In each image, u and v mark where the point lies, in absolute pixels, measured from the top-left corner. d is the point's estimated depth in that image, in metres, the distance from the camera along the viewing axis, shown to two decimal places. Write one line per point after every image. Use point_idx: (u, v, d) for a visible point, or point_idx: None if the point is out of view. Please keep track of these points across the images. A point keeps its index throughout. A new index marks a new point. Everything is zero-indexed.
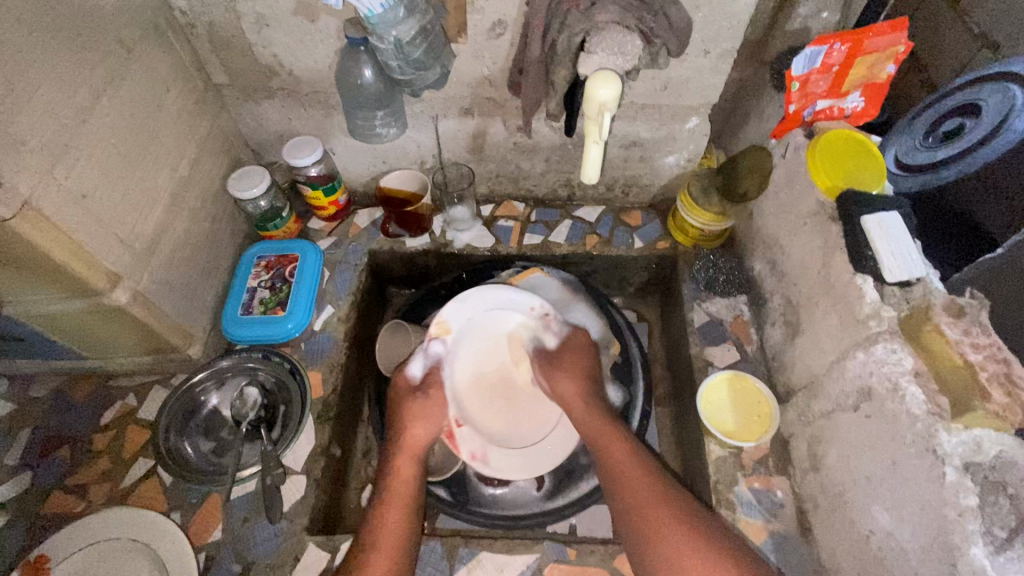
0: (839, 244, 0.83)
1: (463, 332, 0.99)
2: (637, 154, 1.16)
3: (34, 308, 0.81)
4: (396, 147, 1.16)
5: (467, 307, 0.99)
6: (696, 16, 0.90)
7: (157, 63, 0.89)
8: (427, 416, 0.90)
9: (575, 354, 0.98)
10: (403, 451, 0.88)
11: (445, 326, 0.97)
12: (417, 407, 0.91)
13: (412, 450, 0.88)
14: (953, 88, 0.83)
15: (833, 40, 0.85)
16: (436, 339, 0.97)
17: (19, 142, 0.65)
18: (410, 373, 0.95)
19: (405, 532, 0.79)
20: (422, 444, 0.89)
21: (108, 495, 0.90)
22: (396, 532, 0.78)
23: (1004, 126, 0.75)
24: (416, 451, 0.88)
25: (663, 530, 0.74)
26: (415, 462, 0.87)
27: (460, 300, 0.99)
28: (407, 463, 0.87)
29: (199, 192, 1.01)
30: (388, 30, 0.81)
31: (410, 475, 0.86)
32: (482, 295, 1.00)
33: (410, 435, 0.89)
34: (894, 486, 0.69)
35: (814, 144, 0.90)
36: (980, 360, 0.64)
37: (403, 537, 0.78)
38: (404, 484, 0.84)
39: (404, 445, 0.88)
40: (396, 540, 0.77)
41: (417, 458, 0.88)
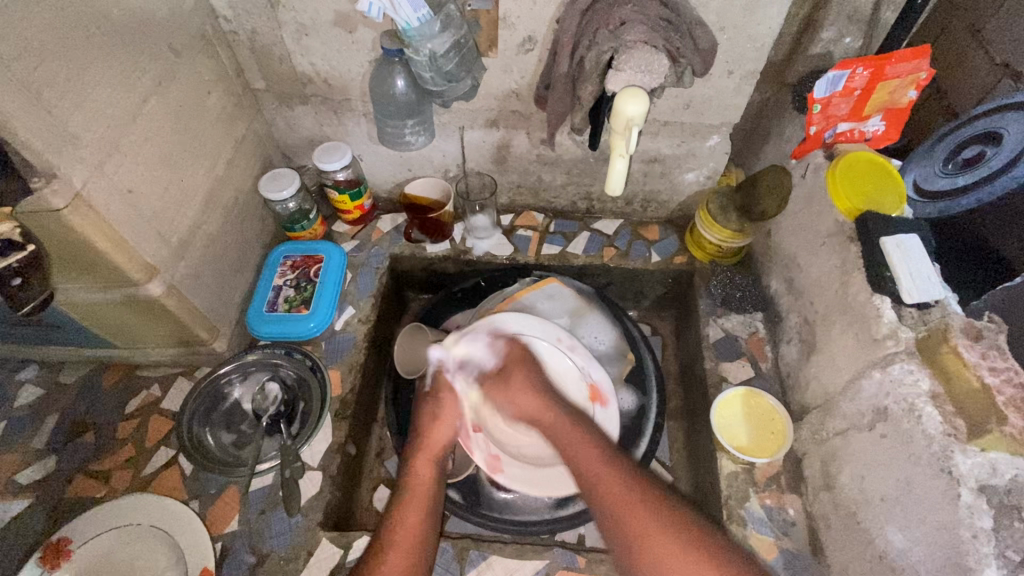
0: (858, 264, 0.84)
1: (489, 346, 1.02)
2: (658, 170, 1.18)
3: (75, 296, 0.84)
4: (422, 155, 1.19)
5: (500, 324, 1.02)
6: (721, 37, 0.92)
7: (202, 68, 0.93)
8: (445, 419, 0.89)
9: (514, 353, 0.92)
10: (421, 451, 0.86)
11: (479, 334, 1.01)
12: (434, 410, 0.89)
13: (431, 450, 0.86)
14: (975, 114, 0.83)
15: (856, 63, 0.87)
16: (440, 347, 0.95)
17: (76, 138, 0.68)
18: (424, 376, 0.96)
19: (422, 533, 0.77)
20: (440, 445, 0.87)
21: (130, 481, 0.92)
22: (416, 532, 0.76)
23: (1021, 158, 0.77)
24: (434, 453, 0.86)
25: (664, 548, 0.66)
26: (434, 464, 0.85)
27: (493, 318, 1.01)
28: (425, 465, 0.85)
29: (233, 192, 1.04)
30: (425, 43, 0.84)
31: (430, 477, 0.84)
32: (519, 315, 1.04)
33: (430, 437, 0.87)
34: (907, 506, 0.69)
35: (835, 166, 0.92)
36: (997, 384, 0.64)
37: (422, 535, 0.77)
38: (423, 488, 0.82)
39: (422, 446, 0.86)
40: (414, 538, 0.76)
41: (436, 459, 0.86)
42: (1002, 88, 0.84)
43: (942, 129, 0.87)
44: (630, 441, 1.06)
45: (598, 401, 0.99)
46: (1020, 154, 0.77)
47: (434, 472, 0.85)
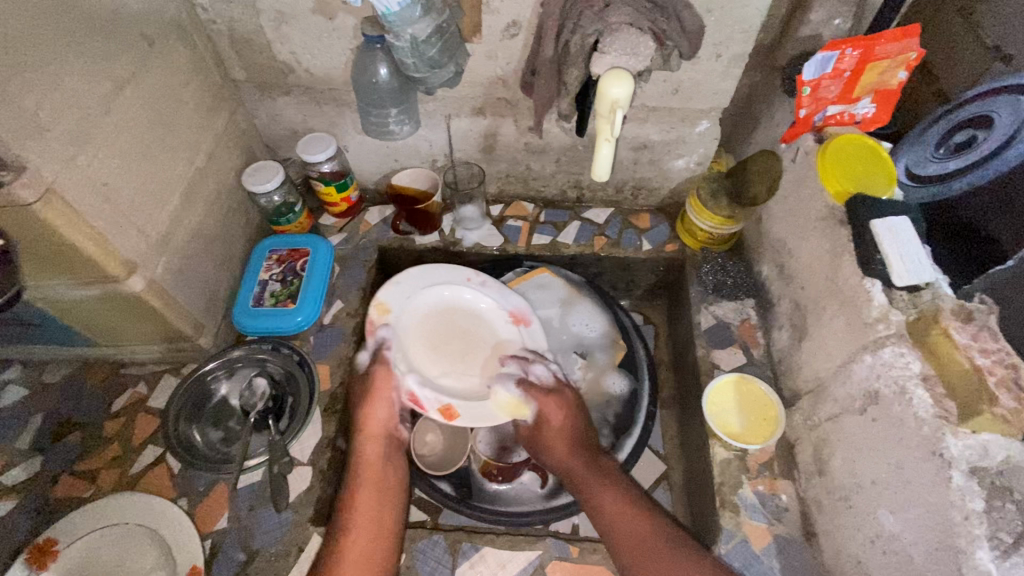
0: (848, 248, 0.83)
1: (404, 310, 1.01)
2: (647, 157, 1.17)
3: (52, 293, 0.82)
4: (408, 145, 1.17)
5: (403, 288, 1.03)
6: (708, 19, 0.90)
7: (179, 58, 0.91)
8: (377, 399, 0.89)
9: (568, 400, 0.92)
10: (363, 433, 0.87)
11: (384, 306, 0.99)
12: (366, 392, 0.89)
13: (372, 434, 0.87)
14: (967, 98, 0.80)
15: (844, 45, 0.86)
16: (379, 321, 0.98)
17: (44, 130, 0.66)
18: (360, 362, 0.94)
19: (384, 520, 0.79)
20: (382, 425, 0.88)
21: (118, 480, 0.91)
22: (375, 519, 0.78)
23: (1013, 141, 0.72)
24: (377, 433, 0.87)
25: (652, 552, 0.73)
26: (378, 444, 0.86)
27: (424, 271, 1.05)
28: (369, 445, 0.86)
29: (215, 185, 1.02)
30: (405, 28, 0.82)
31: (377, 457, 0.85)
32: (416, 276, 1.05)
33: (367, 423, 0.87)
34: (900, 490, 0.69)
35: (825, 149, 0.91)
36: (988, 365, 0.65)
37: (379, 514, 0.79)
38: (373, 468, 0.84)
39: (361, 430, 0.87)
40: (370, 527, 0.77)
41: (379, 439, 0.87)
42: (993, 71, 0.79)
43: (940, 111, 0.84)
44: (623, 431, 1.05)
45: (520, 323, 1.03)
46: (1011, 137, 0.73)
47: (381, 452, 0.86)
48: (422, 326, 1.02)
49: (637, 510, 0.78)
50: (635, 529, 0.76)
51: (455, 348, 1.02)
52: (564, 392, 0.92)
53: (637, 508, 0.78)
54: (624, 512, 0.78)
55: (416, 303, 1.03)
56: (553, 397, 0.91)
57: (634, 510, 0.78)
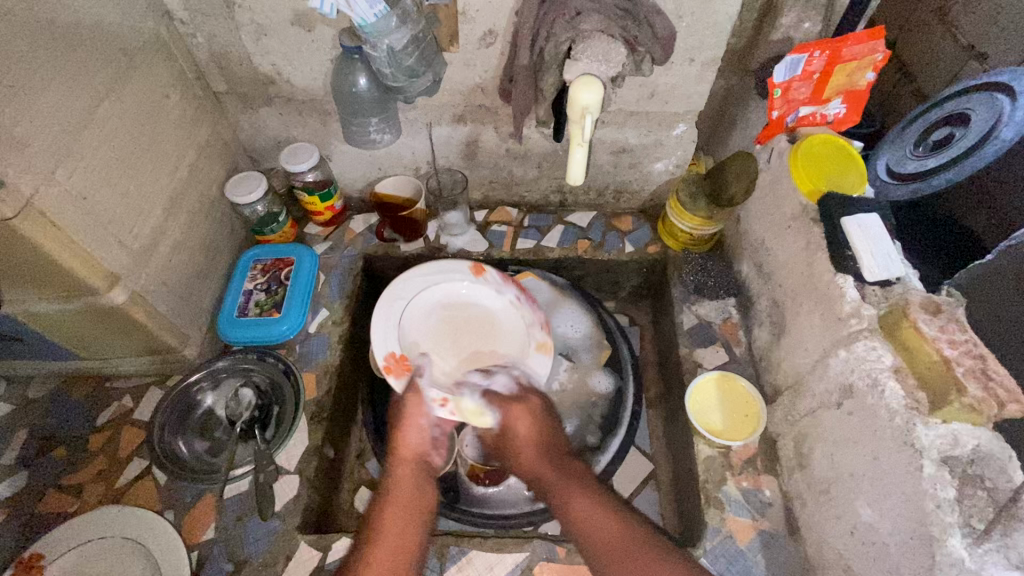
0: (821, 245, 0.85)
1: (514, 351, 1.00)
2: (627, 160, 1.18)
3: (34, 307, 0.82)
4: (391, 154, 1.18)
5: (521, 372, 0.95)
6: (680, 25, 0.92)
7: (159, 71, 0.92)
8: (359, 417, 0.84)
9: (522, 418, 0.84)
10: (398, 453, 0.81)
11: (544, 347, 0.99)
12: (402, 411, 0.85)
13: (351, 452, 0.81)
14: (944, 96, 0.83)
15: (812, 48, 0.88)
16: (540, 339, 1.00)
17: (23, 145, 0.67)
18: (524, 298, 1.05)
19: (409, 539, 0.70)
20: (417, 444, 0.81)
21: (102, 494, 0.90)
22: (402, 539, 0.70)
23: (989, 139, 0.76)
24: (415, 450, 0.81)
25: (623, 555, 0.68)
26: (411, 464, 0.79)
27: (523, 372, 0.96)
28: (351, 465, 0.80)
29: (198, 196, 1.03)
30: (382, 39, 0.83)
31: (358, 474, 0.79)
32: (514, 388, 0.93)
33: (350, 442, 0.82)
34: (875, 481, 0.70)
35: (797, 149, 0.92)
36: (956, 356, 0.65)
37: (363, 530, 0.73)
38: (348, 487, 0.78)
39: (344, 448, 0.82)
40: (394, 551, 0.69)
41: (412, 460, 0.79)
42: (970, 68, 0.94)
43: (913, 112, 0.88)
44: (610, 430, 1.06)
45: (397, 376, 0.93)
46: (987, 134, 0.76)
47: (414, 474, 0.78)
48: (480, 313, 1.04)
49: (609, 511, 0.72)
50: (608, 531, 0.70)
51: (458, 344, 1.01)
52: (532, 399, 0.87)
53: (603, 504, 0.73)
54: (591, 512, 0.72)
55: (518, 317, 1.03)
56: (520, 408, 0.84)
57: (599, 510, 0.72)
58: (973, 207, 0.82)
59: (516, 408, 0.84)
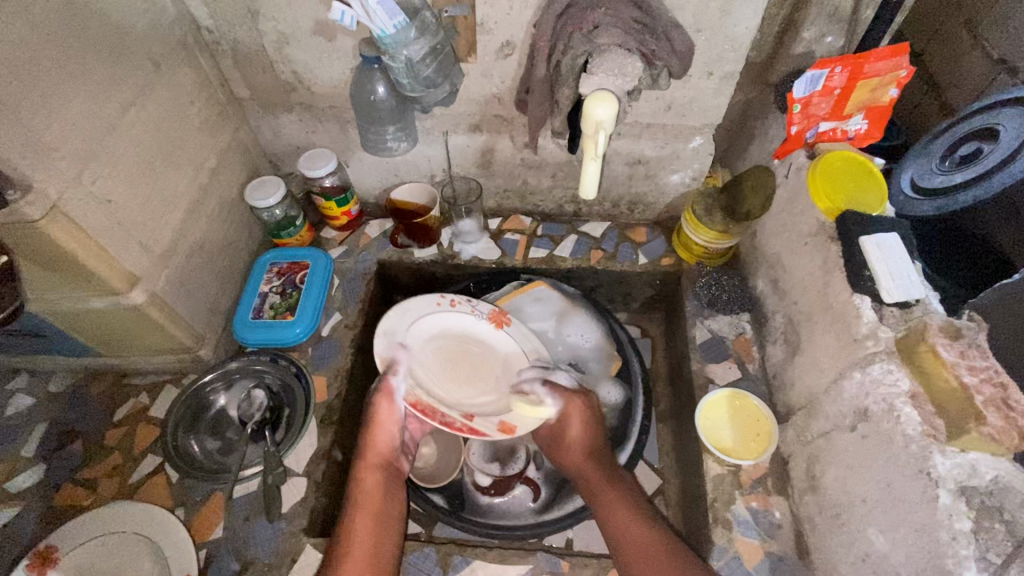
0: (838, 264, 0.83)
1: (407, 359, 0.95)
2: (642, 172, 1.18)
3: (58, 306, 0.84)
4: (407, 161, 1.20)
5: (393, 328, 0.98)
6: (698, 39, 0.92)
7: (184, 78, 0.94)
8: (381, 429, 0.90)
9: (574, 407, 0.94)
10: (364, 462, 0.88)
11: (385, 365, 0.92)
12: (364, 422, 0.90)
13: (371, 460, 0.88)
14: (973, 112, 0.82)
15: (834, 63, 0.87)
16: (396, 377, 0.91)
17: (51, 149, 0.69)
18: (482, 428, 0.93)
19: (381, 544, 0.79)
20: (382, 452, 0.89)
21: (117, 489, 0.92)
22: (371, 546, 0.78)
23: (1017, 155, 0.73)
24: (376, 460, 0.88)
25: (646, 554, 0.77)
26: (377, 471, 0.87)
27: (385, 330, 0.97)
28: (370, 472, 0.86)
29: (218, 199, 1.05)
30: (400, 50, 0.85)
31: (375, 483, 0.86)
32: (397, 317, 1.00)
33: (371, 448, 0.88)
34: (889, 507, 0.68)
35: (815, 164, 0.92)
36: (976, 383, 0.63)
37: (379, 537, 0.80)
38: (371, 494, 0.84)
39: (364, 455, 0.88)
40: (369, 555, 0.77)
41: (378, 467, 0.87)
42: (1000, 83, 0.91)
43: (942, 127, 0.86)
44: (618, 443, 1.05)
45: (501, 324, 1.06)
46: (1017, 149, 0.74)
47: (380, 480, 0.87)
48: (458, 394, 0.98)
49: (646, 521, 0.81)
50: (638, 534, 0.79)
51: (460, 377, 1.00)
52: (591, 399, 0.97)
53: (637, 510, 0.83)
54: (630, 515, 0.82)
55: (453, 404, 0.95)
56: (579, 402, 0.95)
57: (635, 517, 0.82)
58: (1002, 219, 0.76)
59: (574, 420, 0.93)
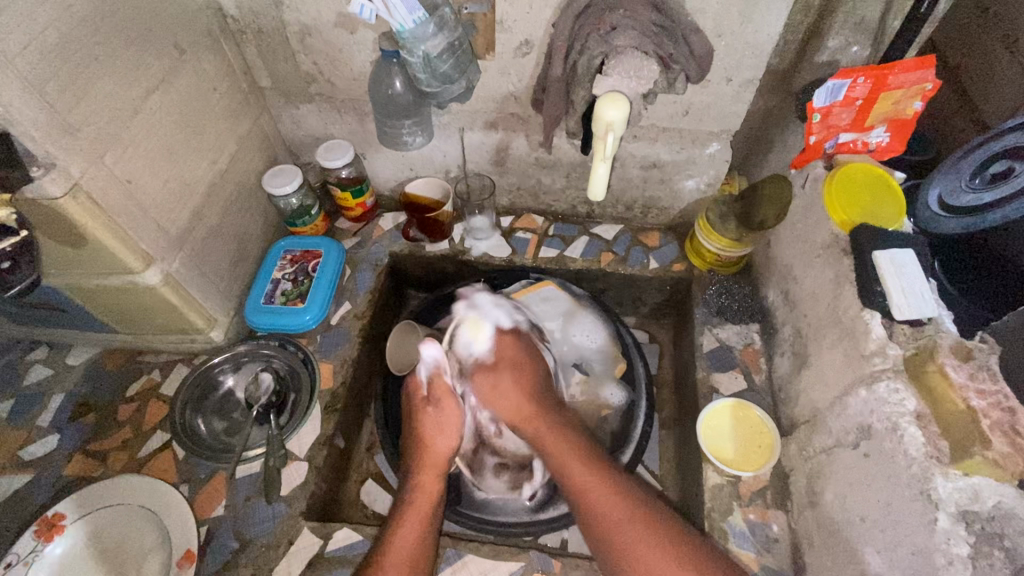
0: (851, 278, 0.82)
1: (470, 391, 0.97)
2: (657, 176, 1.17)
3: (75, 281, 0.87)
4: (423, 155, 1.21)
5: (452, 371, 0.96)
6: (719, 44, 0.91)
7: (207, 65, 0.96)
8: (438, 427, 0.88)
9: (509, 353, 0.96)
10: (425, 465, 0.86)
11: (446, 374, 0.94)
12: (427, 419, 0.88)
13: (429, 463, 0.86)
14: (1004, 128, 0.74)
15: (857, 74, 0.85)
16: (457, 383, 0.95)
17: (75, 130, 0.71)
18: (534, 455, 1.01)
19: (420, 550, 0.76)
20: (443, 458, 0.87)
21: (125, 463, 0.95)
22: (413, 550, 0.76)
23: None
24: (436, 463, 0.86)
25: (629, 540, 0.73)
26: (432, 475, 0.85)
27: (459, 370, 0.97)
28: (431, 479, 0.85)
29: (236, 185, 1.07)
30: (417, 45, 0.85)
31: (431, 487, 0.84)
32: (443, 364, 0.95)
33: (431, 453, 0.87)
34: (887, 527, 0.67)
35: (833, 175, 0.91)
36: (983, 407, 0.62)
37: (422, 547, 0.77)
38: (426, 498, 0.83)
39: (425, 464, 0.86)
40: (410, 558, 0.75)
41: (434, 469, 0.85)
42: None
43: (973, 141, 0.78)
44: (619, 447, 1.05)
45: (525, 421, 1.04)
46: None
47: (437, 483, 0.85)
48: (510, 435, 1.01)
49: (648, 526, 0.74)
50: (609, 517, 0.75)
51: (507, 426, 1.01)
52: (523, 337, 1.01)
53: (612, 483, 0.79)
54: (588, 478, 0.80)
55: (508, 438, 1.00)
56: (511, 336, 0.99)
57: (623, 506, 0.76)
58: None
59: (504, 365, 0.94)
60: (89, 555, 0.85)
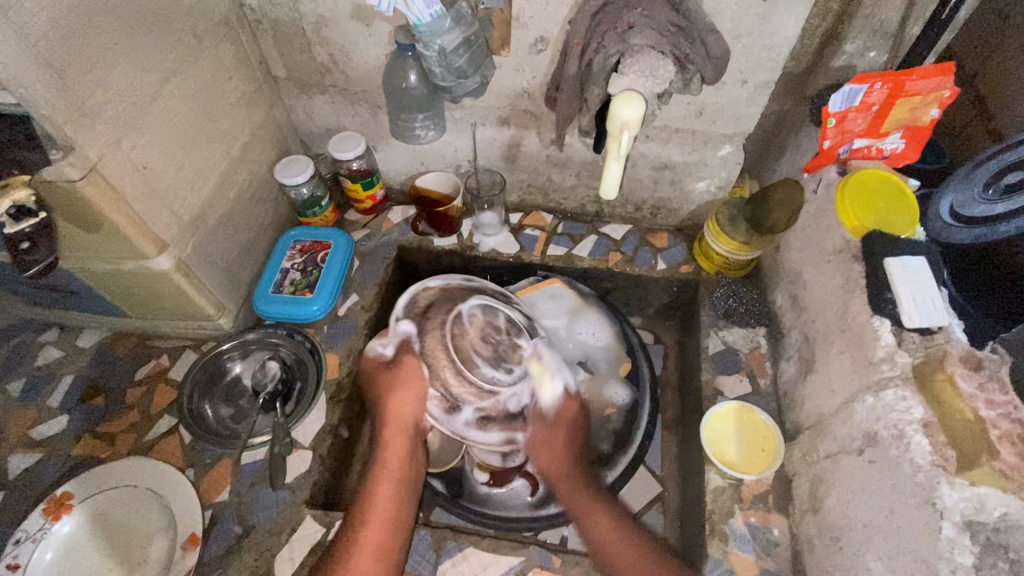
0: (861, 284, 0.82)
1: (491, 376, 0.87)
2: (668, 177, 1.17)
3: (88, 265, 0.88)
4: (434, 149, 1.21)
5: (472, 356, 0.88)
6: (735, 46, 0.91)
7: (224, 54, 0.97)
8: (405, 397, 0.81)
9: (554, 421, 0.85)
10: (390, 427, 0.83)
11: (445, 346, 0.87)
12: (390, 383, 0.81)
13: (396, 424, 0.82)
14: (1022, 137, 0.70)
15: (874, 79, 0.84)
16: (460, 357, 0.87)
17: (94, 114, 0.72)
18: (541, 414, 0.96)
19: (399, 514, 0.79)
20: (407, 416, 0.82)
21: (132, 445, 0.96)
22: (389, 514, 0.78)
23: None
24: (401, 424, 0.82)
25: (619, 551, 0.76)
26: (402, 436, 0.82)
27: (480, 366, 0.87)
28: (395, 437, 0.82)
29: (248, 174, 1.08)
30: (433, 39, 0.86)
31: (401, 450, 0.82)
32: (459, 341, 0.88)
33: (392, 417, 0.82)
34: (890, 535, 0.67)
35: (846, 181, 0.90)
36: (992, 417, 0.62)
37: (395, 508, 0.79)
38: (394, 460, 0.82)
39: (388, 420, 0.82)
40: (387, 521, 0.77)
41: (402, 431, 0.82)
42: None
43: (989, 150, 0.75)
44: (621, 446, 1.05)
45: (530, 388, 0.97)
46: None
47: (405, 445, 0.82)
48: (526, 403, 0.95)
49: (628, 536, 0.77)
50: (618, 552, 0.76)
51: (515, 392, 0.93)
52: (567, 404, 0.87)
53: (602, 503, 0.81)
54: (608, 531, 0.78)
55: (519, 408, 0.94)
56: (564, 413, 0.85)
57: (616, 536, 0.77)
58: None
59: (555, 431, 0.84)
60: (96, 534, 0.86)
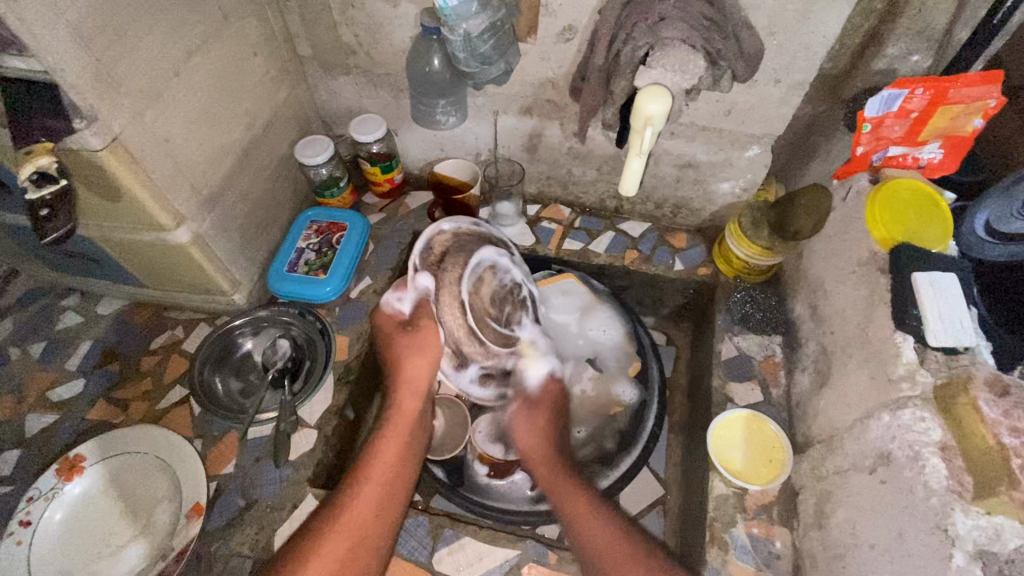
0: (885, 298, 0.79)
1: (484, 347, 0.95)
2: (691, 176, 1.14)
3: (109, 233, 0.89)
4: (454, 136, 1.20)
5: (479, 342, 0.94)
6: (770, 43, 0.87)
7: (250, 30, 0.97)
8: (422, 356, 0.83)
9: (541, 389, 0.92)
10: (403, 387, 0.85)
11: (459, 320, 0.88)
12: (408, 346, 0.83)
13: (410, 385, 0.85)
14: None
15: (915, 84, 0.81)
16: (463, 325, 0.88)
17: (119, 85, 0.72)
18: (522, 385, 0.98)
19: (399, 471, 0.80)
20: (421, 379, 0.85)
21: (144, 413, 0.98)
22: (389, 469, 0.79)
23: None
24: (414, 387, 0.85)
25: (620, 559, 0.73)
26: (416, 400, 0.85)
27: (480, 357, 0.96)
28: (408, 398, 0.85)
29: (268, 152, 1.08)
30: (460, 23, 0.83)
31: (412, 410, 0.85)
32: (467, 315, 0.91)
33: (407, 376, 0.85)
34: (897, 558, 0.65)
35: (877, 190, 0.86)
36: (1016, 445, 0.59)
37: (399, 471, 0.80)
38: (405, 420, 0.84)
39: (404, 381, 0.85)
40: (387, 484, 0.78)
41: (417, 395, 0.85)
42: None
43: None
44: (625, 447, 1.04)
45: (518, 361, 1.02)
46: None
47: (417, 409, 0.85)
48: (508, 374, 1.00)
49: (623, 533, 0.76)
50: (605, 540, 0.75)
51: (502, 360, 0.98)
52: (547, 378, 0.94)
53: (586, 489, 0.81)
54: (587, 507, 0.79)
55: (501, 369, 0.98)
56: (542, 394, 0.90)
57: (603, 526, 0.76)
58: None
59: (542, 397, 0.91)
60: (105, 497, 0.88)
